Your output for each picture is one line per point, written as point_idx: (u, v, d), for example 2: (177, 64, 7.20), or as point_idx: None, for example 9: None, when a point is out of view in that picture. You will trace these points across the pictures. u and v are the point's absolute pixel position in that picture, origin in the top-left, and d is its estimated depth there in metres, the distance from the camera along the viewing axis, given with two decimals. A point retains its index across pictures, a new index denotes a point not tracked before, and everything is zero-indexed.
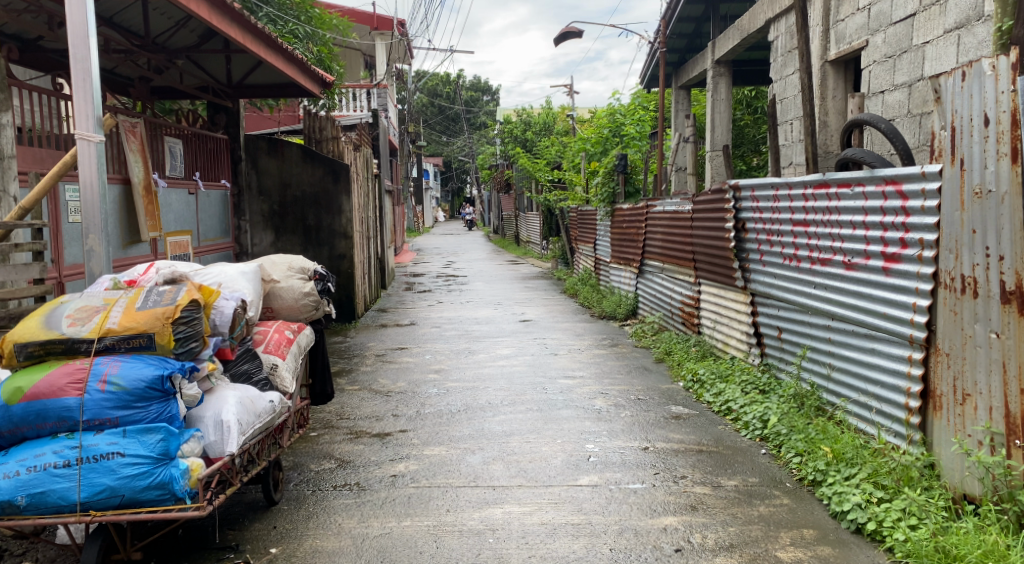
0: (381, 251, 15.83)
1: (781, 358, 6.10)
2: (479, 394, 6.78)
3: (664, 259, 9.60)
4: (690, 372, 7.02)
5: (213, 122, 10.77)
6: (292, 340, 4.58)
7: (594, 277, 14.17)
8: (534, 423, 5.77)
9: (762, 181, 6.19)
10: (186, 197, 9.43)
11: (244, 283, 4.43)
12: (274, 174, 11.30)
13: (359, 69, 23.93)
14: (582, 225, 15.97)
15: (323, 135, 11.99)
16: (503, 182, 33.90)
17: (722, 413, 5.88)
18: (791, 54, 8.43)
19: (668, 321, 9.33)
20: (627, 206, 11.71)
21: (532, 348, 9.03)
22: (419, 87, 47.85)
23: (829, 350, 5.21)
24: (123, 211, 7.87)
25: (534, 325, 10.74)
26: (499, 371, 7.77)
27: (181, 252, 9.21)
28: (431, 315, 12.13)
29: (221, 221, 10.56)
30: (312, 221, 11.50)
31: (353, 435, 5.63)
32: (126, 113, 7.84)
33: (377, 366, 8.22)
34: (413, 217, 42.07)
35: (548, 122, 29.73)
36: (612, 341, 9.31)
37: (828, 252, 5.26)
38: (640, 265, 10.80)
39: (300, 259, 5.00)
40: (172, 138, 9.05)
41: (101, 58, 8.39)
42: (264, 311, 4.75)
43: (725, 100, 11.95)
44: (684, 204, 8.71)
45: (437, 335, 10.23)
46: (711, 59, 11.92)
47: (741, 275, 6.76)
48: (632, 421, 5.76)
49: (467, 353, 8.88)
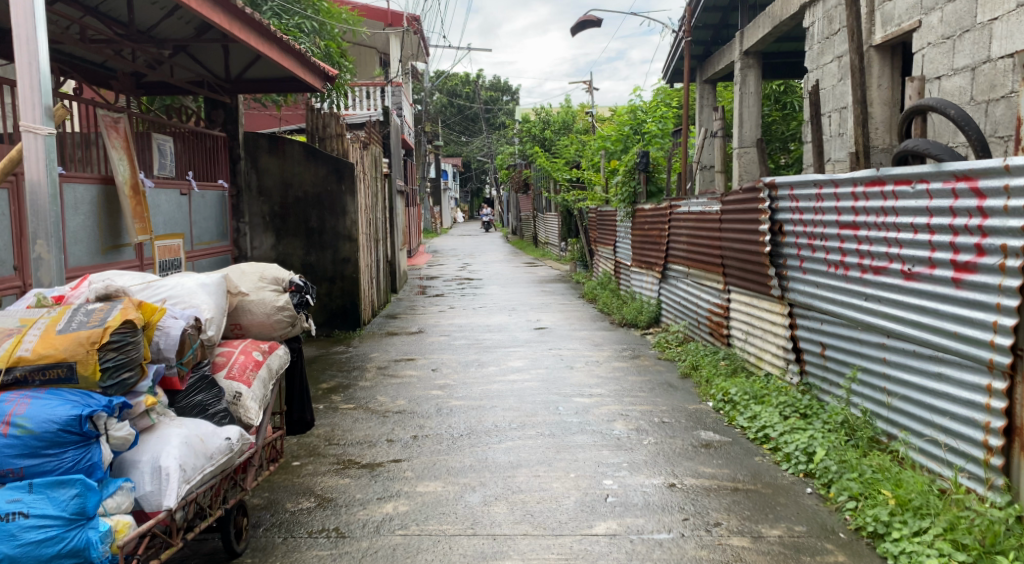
0: (393, 254, 15.23)
1: (825, 379, 5.40)
2: (485, 415, 6.12)
3: (689, 263, 8.93)
4: (720, 391, 6.32)
5: (210, 119, 10.19)
6: (262, 362, 4.01)
7: (613, 281, 13.49)
8: (545, 452, 5.11)
9: (802, 179, 5.50)
10: (178, 199, 8.86)
11: (204, 297, 3.81)
12: (275, 173, 10.71)
13: (373, 67, 23.34)
14: (601, 226, 15.28)
15: (327, 132, 11.36)
16: (521, 182, 33.24)
17: (759, 441, 5.19)
18: (829, 40, 7.70)
19: (694, 330, 8.65)
20: (649, 205, 11.02)
21: (546, 360, 8.37)
22: (438, 87, 47.31)
23: (884, 373, 4.52)
24: (105, 213, 7.28)
25: (549, 334, 10.08)
26: (509, 388, 7.11)
27: (171, 256, 8.63)
28: (441, 322, 11.52)
29: (219, 223, 9.97)
30: (315, 223, 10.92)
31: (340, 466, 5.01)
32: (108, 107, 7.27)
33: (378, 380, 7.60)
34: (430, 218, 41.50)
35: (568, 121, 29.05)
36: (632, 352, 8.64)
37: (883, 259, 4.57)
38: (662, 269, 10.12)
39: (274, 268, 4.41)
40: (160, 135, 8.43)
41: (83, 49, 7.79)
42: (230, 327, 4.15)
43: (754, 94, 11.19)
44: (712, 204, 8.03)
45: (445, 345, 9.61)
46: (739, 50, 11.19)
47: (778, 284, 6.06)
48: (656, 451, 5.08)
49: (476, 365, 8.23)
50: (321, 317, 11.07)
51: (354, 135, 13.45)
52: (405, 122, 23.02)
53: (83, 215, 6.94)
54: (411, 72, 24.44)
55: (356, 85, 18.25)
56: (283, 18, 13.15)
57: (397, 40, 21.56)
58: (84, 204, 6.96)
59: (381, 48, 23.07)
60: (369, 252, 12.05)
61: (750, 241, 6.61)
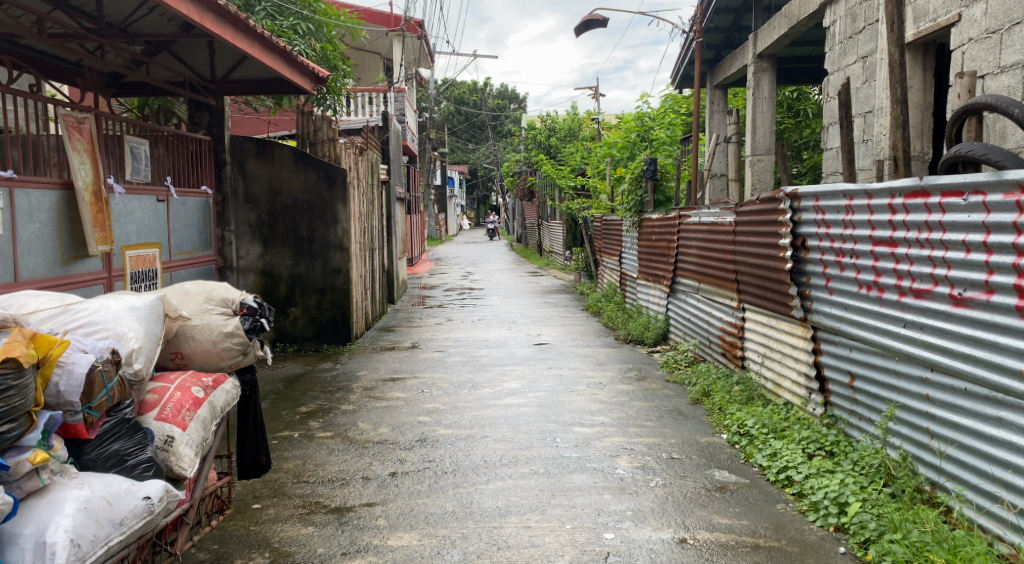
0: (391, 264, 14.65)
1: (854, 414, 4.78)
2: (473, 448, 5.52)
3: (699, 278, 8.33)
4: (735, 422, 5.70)
5: (194, 121, 9.60)
6: (206, 397, 3.44)
7: (619, 294, 12.90)
8: (538, 497, 4.51)
9: (829, 189, 4.90)
10: (154, 206, 8.30)
11: (131, 322, 3.23)
12: (262, 179, 10.13)
13: (377, 72, 22.86)
14: (607, 236, 14.68)
15: (318, 136, 10.76)
16: (526, 189, 32.67)
17: (780, 484, 4.55)
18: (851, 40, 7.09)
19: (705, 350, 8.04)
20: (656, 215, 10.43)
21: (545, 381, 7.76)
22: (445, 95, 46.84)
23: (927, 413, 3.91)
24: (66, 221, 6.74)
25: (550, 351, 9.47)
26: (503, 414, 6.51)
27: (144, 267, 8.10)
28: (436, 336, 10.93)
29: (201, 230, 9.40)
30: (304, 232, 10.36)
31: (305, 511, 4.41)
32: (69, 107, 6.75)
33: (362, 404, 7.00)
34: (435, 225, 40.95)
35: (574, 128, 28.43)
36: (638, 373, 8.03)
37: (926, 281, 3.96)
38: (671, 283, 9.52)
39: (224, 289, 3.85)
40: (134, 138, 7.91)
41: (49, 46, 7.26)
42: (170, 355, 3.58)
43: (769, 99, 10.55)
44: (725, 215, 7.44)
45: (439, 362, 9.01)
46: (753, 52, 10.57)
47: (801, 305, 5.45)
48: (664, 496, 4.47)
49: (469, 387, 7.63)
50: (309, 331, 10.46)
51: (349, 140, 12.85)
52: (407, 127, 22.43)
53: (39, 224, 6.38)
54: (414, 76, 23.87)
55: (356, 90, 17.69)
56: (276, 18, 12.61)
57: (399, 45, 21.01)
58: (40, 210, 6.40)
59: (384, 53, 22.56)
60: (363, 262, 11.47)
61: (768, 258, 6.01)
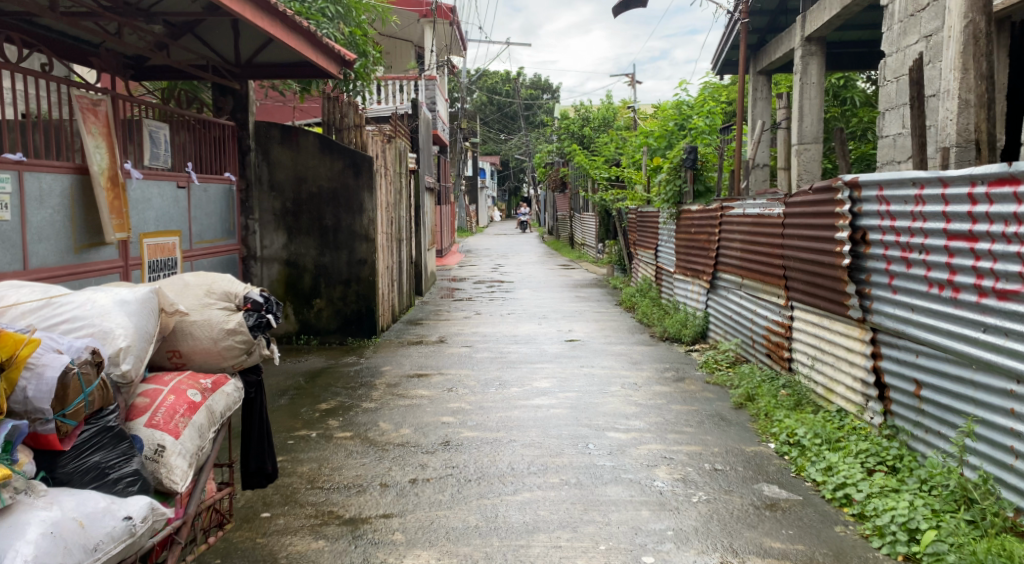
0: (420, 255, 14.33)
1: (920, 426, 4.33)
2: (500, 454, 5.15)
3: (742, 273, 7.92)
4: (785, 431, 5.29)
5: (218, 106, 9.34)
6: (203, 401, 3.10)
7: (655, 288, 12.45)
8: (570, 511, 4.13)
9: (895, 177, 4.44)
10: (174, 192, 8.02)
11: (119, 317, 2.90)
12: (287, 167, 9.73)
13: (409, 60, 22.55)
14: (641, 228, 14.23)
15: (344, 122, 10.35)
16: (558, 180, 32.20)
17: (838, 503, 4.12)
18: (913, 18, 6.59)
19: (748, 350, 7.65)
20: (695, 207, 9.97)
21: (577, 381, 7.37)
22: (477, 85, 46.44)
23: (1013, 430, 3.48)
24: (80, 207, 6.44)
25: (582, 348, 9.07)
26: (533, 416, 6.13)
27: (164, 256, 7.82)
28: (465, 330, 10.57)
29: (224, 219, 9.12)
30: (329, 221, 9.88)
31: (317, 522, 4.07)
32: (84, 88, 6.45)
33: (385, 402, 6.67)
34: (466, 216, 40.66)
35: (608, 118, 27.87)
36: (675, 374, 7.61)
37: (1013, 282, 3.52)
38: (711, 278, 9.07)
39: (228, 281, 3.51)
40: (154, 122, 7.62)
41: (65, 24, 6.98)
42: (167, 354, 3.26)
43: (816, 85, 10.06)
44: (773, 206, 6.97)
45: (467, 358, 8.66)
46: (800, 35, 10.04)
47: (859, 304, 5.00)
48: (709, 514, 4.07)
49: (497, 385, 7.26)
50: (334, 323, 10.01)
51: (377, 127, 12.52)
52: (438, 116, 22.09)
53: (50, 210, 6.09)
54: (446, 64, 23.51)
55: (386, 78, 17.36)
56: None
57: (431, 31, 20.61)
58: (52, 196, 6.11)
59: (416, 42, 22.26)
60: (390, 253, 11.12)
61: (824, 254, 5.54)
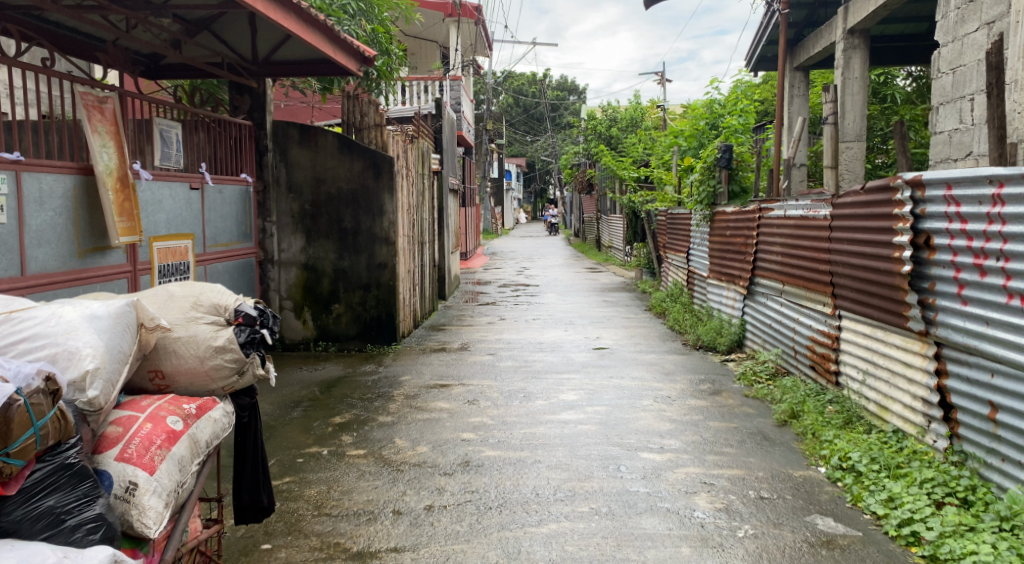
0: (443, 258, 13.98)
1: (995, 454, 3.90)
2: (523, 477, 4.75)
3: (783, 279, 7.47)
4: (838, 453, 4.85)
5: (235, 105, 9.08)
6: (186, 429, 2.73)
7: (686, 293, 12.00)
8: (601, 547, 3.74)
9: (969, 175, 4.02)
10: (187, 194, 7.65)
11: (87, 334, 2.53)
12: (305, 167, 9.29)
13: (435, 61, 22.28)
14: (672, 231, 13.78)
15: (364, 121, 9.85)
16: (585, 182, 31.77)
17: (905, 542, 3.70)
18: (973, 5, 6.10)
19: (790, 361, 7.24)
20: (731, 208, 9.52)
21: (606, 393, 6.94)
22: (504, 87, 46.13)
23: None
24: (84, 210, 6.06)
25: (611, 357, 8.64)
26: (559, 433, 5.72)
27: (175, 260, 7.46)
28: (488, 336, 10.18)
29: (240, 221, 8.80)
30: (349, 223, 9.37)
31: (322, 556, 3.71)
32: (90, 84, 6.06)
33: (403, 415, 6.30)
34: (491, 218, 40.31)
35: (636, 118, 27.32)
36: (711, 387, 7.21)
37: None
38: (748, 284, 8.62)
39: (215, 291, 3.15)
40: (163, 120, 7.20)
41: (71, 18, 6.67)
42: (148, 375, 2.90)
43: (859, 80, 9.55)
44: (820, 207, 6.52)
45: (490, 367, 8.27)
46: (842, 28, 9.55)
47: (922, 315, 4.55)
48: (757, 552, 3.66)
49: (522, 397, 6.86)
50: (353, 329, 9.48)
51: (399, 127, 12.16)
52: (464, 117, 21.76)
53: (51, 212, 5.73)
54: (472, 63, 23.15)
55: (410, 78, 17.04)
56: None
57: (456, 31, 20.27)
58: (53, 197, 5.74)
59: (441, 42, 21.95)
60: (411, 256, 10.72)
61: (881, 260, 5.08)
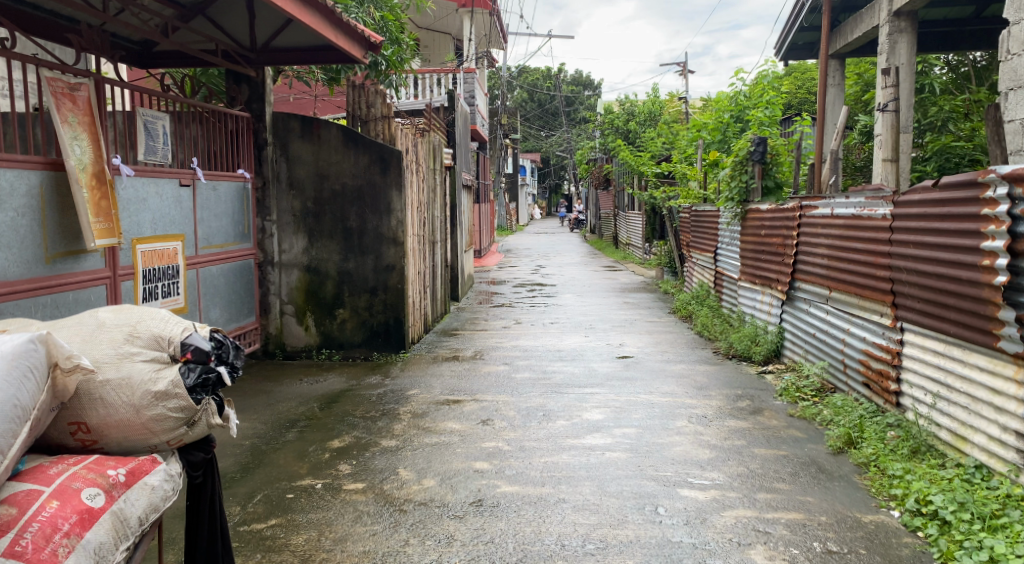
0: (455, 258, 13.32)
1: None
2: (546, 523, 4.10)
3: (830, 284, 6.79)
4: (916, 494, 4.16)
5: (231, 96, 8.35)
6: (107, 506, 2.60)
7: (713, 295, 11.30)
8: None
9: None
10: (175, 191, 6.92)
11: None
12: (307, 162, 8.61)
13: (448, 53, 21.62)
14: (696, 228, 13.08)
15: (371, 113, 9.09)
16: (602, 178, 31.07)
17: None
18: None
19: (838, 377, 6.60)
20: (766, 206, 8.82)
21: (635, 412, 6.27)
22: (518, 81, 45.40)
23: None
24: (53, 210, 5.39)
25: (637, 368, 7.96)
26: (585, 463, 5.05)
27: (163, 264, 6.72)
28: (503, 342, 9.53)
29: (237, 220, 8.14)
30: (353, 222, 8.70)
31: None
32: (59, 69, 5.37)
33: (409, 437, 5.67)
34: (505, 214, 39.55)
35: (655, 111, 26.52)
36: (752, 404, 6.58)
37: None
38: (787, 289, 7.93)
39: (155, 319, 2.92)
40: (147, 110, 6.48)
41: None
42: (71, 428, 2.72)
43: (906, 66, 8.80)
44: (878, 205, 5.80)
45: (506, 378, 7.61)
46: (888, 9, 8.82)
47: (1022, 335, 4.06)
48: None
49: (541, 416, 6.20)
50: (359, 336, 8.79)
51: (409, 120, 11.49)
52: (477, 110, 21.01)
53: (12, 211, 5.08)
54: (486, 55, 22.49)
55: (422, 70, 16.35)
56: None
57: (469, 21, 19.56)
58: (14, 196, 5.09)
59: (454, 34, 21.36)
60: (422, 257, 10.07)
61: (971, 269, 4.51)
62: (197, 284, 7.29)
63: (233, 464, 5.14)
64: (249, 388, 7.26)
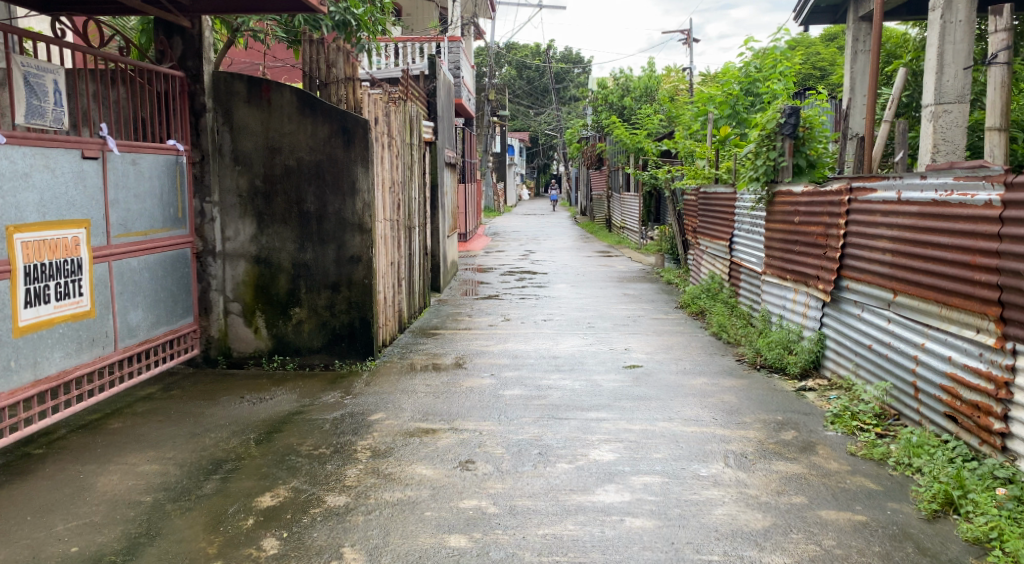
0: (436, 244, 11.90)
1: None
2: None
3: (894, 286, 5.44)
4: None
5: (160, 51, 6.88)
6: None
7: (727, 289, 9.96)
8: None
9: None
10: (77, 165, 5.51)
11: None
12: (255, 132, 7.18)
13: (432, 19, 20.22)
14: (705, 212, 11.75)
15: (331, 74, 7.64)
16: (595, 158, 29.74)
17: None
18: None
19: (906, 403, 5.28)
20: (799, 189, 7.47)
21: (655, 451, 4.93)
22: (506, 57, 43.92)
23: None
24: None
25: (649, 383, 6.62)
26: (599, 538, 3.71)
27: (56, 258, 5.28)
28: (489, 345, 8.17)
29: (169, 202, 6.74)
30: (311, 205, 7.26)
31: None
32: None
33: (362, 489, 4.30)
34: (493, 195, 38.06)
35: (651, 86, 25.24)
36: (800, 437, 5.24)
37: None
38: (828, 290, 6.59)
39: None
40: (26, 60, 5.08)
41: None
42: None
43: (964, 24, 7.44)
44: (982, 187, 4.45)
45: (493, 396, 6.24)
46: None
47: None
48: None
49: (538, 455, 4.84)
50: (318, 340, 7.38)
51: (383, 87, 10.04)
52: (464, 83, 19.55)
53: None
54: (472, 23, 21.01)
55: (401, 37, 14.89)
56: None
57: None
58: None
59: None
60: (394, 246, 8.65)
61: None
62: (108, 281, 5.86)
63: (116, 538, 3.76)
64: (175, 410, 5.86)
